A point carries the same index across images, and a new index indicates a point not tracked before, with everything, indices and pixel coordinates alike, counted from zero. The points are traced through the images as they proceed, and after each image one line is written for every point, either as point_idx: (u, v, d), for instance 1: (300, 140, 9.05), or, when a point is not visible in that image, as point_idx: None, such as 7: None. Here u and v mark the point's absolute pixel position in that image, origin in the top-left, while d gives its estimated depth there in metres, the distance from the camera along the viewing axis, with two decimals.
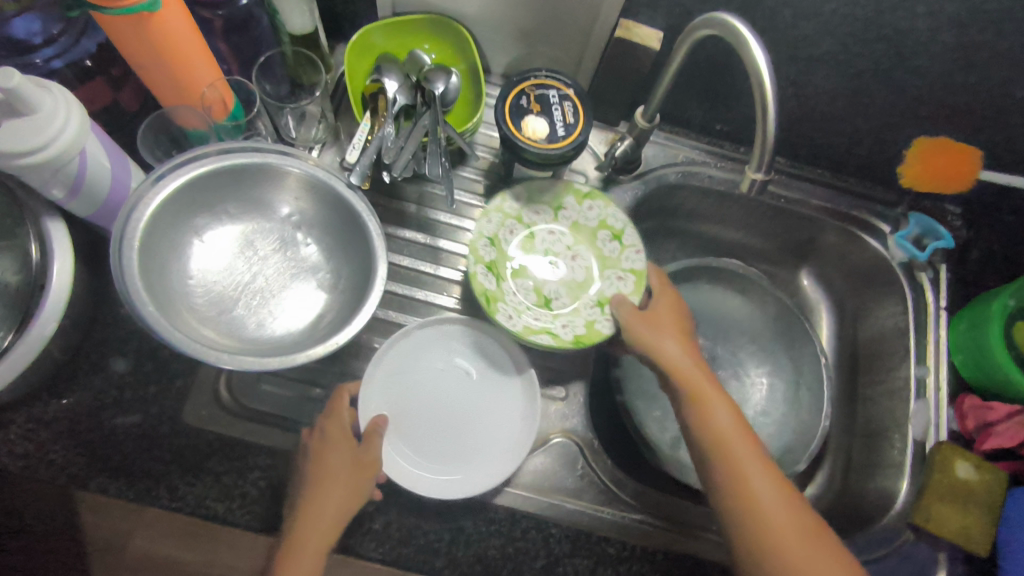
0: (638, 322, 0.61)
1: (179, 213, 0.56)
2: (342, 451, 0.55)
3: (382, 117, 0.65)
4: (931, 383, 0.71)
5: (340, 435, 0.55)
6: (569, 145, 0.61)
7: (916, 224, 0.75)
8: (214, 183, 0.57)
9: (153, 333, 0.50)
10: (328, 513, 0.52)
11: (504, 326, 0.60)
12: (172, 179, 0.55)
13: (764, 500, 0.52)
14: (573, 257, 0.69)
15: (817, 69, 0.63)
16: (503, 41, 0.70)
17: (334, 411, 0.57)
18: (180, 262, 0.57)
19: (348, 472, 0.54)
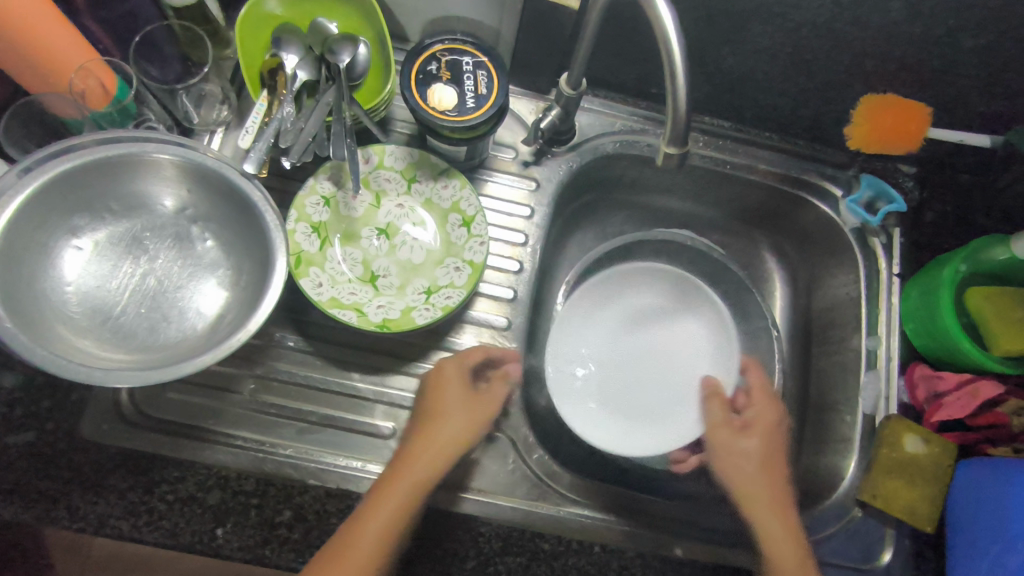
0: (449, 380, 0.56)
1: (49, 215, 0.52)
2: (458, 382, 0.56)
3: (280, 95, 0.59)
4: (882, 354, 0.68)
5: (457, 373, 0.56)
6: (479, 118, 0.56)
7: (867, 187, 0.71)
8: (87, 179, 0.52)
9: (14, 351, 0.46)
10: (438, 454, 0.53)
11: (303, 293, 0.56)
12: (34, 176, 0.50)
13: (773, 528, 0.55)
14: (417, 235, 0.62)
15: (751, 21, 0.58)
16: (414, 4, 0.63)
17: (461, 358, 0.57)
18: (54, 269, 0.52)
19: (465, 404, 0.55)
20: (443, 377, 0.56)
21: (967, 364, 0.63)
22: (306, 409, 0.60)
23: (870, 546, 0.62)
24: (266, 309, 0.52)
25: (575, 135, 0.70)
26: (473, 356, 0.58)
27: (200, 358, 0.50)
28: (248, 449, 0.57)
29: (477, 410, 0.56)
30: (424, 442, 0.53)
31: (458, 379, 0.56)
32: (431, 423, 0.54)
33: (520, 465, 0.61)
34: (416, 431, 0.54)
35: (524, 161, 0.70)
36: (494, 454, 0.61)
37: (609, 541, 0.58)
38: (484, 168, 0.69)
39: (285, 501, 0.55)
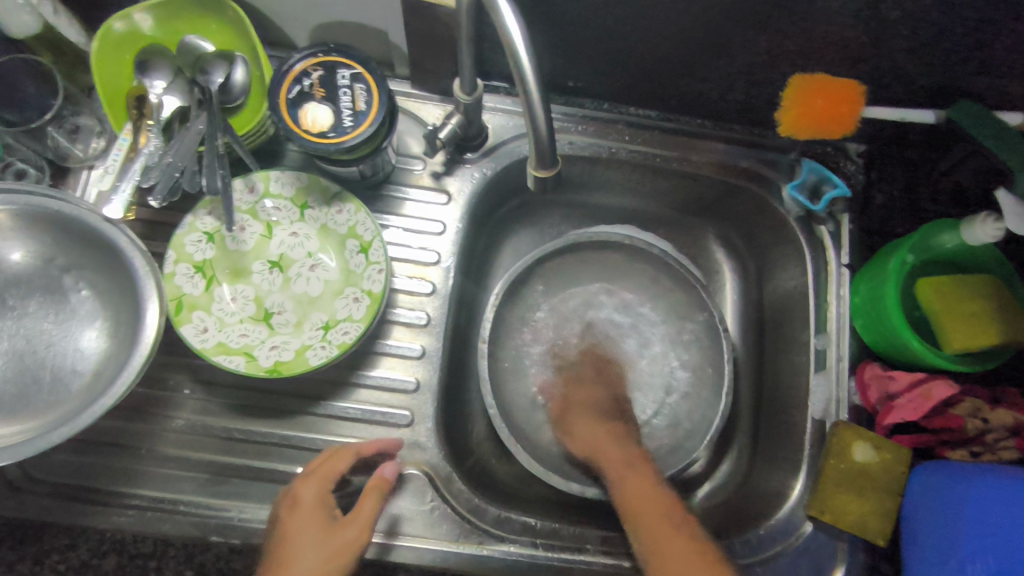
0: (304, 511, 0.49)
1: None
2: (314, 511, 0.49)
3: (147, 125, 0.55)
4: (831, 354, 0.64)
5: (315, 498, 0.50)
6: (356, 138, 0.51)
7: (809, 172, 0.65)
8: None
9: None
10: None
11: (182, 342, 0.51)
12: None
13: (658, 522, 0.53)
14: (314, 266, 0.58)
15: (650, 7, 0.52)
16: (293, 13, 0.58)
17: (321, 474, 0.51)
18: None
19: (325, 533, 0.48)
20: (297, 502, 0.50)
21: (919, 362, 0.59)
22: (207, 459, 0.56)
23: (823, 561, 0.59)
24: (135, 366, 0.48)
25: (489, 139, 0.65)
26: (342, 461, 0.52)
27: (68, 427, 0.47)
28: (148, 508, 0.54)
29: (339, 539, 0.48)
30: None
31: (313, 500, 0.50)
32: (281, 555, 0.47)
33: (439, 505, 0.56)
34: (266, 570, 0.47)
35: (435, 173, 0.65)
36: (410, 497, 0.56)
37: None
38: (392, 183, 0.64)
39: (185, 562, 0.53)
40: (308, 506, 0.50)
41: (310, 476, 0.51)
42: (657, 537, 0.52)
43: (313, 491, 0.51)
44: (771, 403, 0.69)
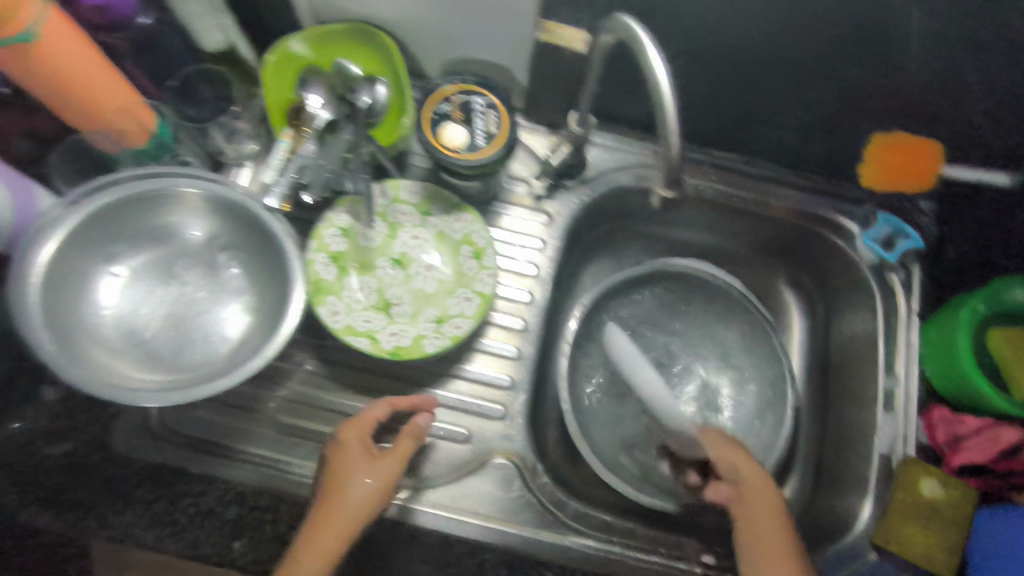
0: (352, 449, 0.56)
1: (90, 246, 0.56)
2: (357, 448, 0.56)
3: (303, 133, 0.62)
4: (900, 395, 0.67)
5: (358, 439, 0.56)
6: (487, 157, 0.59)
7: (884, 224, 0.70)
8: (125, 212, 0.57)
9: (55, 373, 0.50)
10: (318, 546, 0.52)
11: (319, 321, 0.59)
12: (79, 209, 0.54)
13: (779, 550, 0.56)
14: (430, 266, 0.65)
15: (755, 61, 0.59)
16: (433, 46, 0.67)
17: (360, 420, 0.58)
18: (90, 299, 0.56)
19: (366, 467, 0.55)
20: (340, 458, 0.55)
21: (988, 407, 0.62)
22: (324, 430, 0.63)
23: None
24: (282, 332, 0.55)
25: (588, 169, 0.72)
26: (378, 410, 0.59)
27: (223, 380, 0.53)
28: (265, 467, 0.60)
29: (381, 471, 0.55)
30: (314, 524, 0.52)
31: (356, 439, 0.57)
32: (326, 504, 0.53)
33: (525, 493, 0.62)
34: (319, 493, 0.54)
35: (537, 195, 0.71)
36: (499, 483, 0.62)
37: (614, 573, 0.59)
38: (498, 201, 0.71)
39: (297, 518, 0.58)
40: (364, 443, 0.56)
41: (352, 421, 0.58)
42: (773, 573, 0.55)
43: (356, 430, 0.58)
44: (835, 438, 0.72)
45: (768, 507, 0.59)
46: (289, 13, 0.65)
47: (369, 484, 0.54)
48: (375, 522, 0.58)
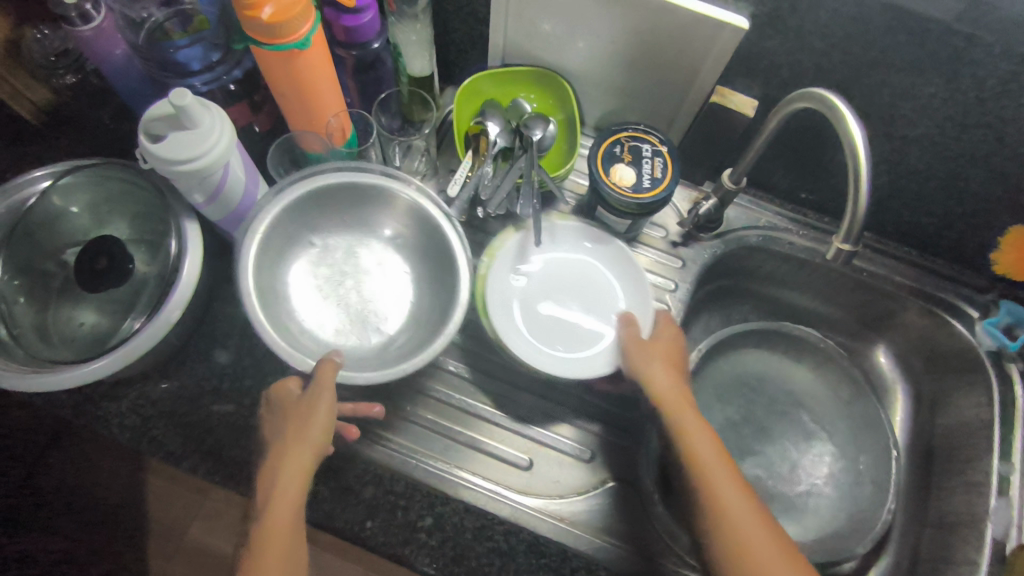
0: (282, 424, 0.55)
1: (296, 221, 0.64)
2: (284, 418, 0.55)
3: (482, 156, 0.70)
4: (1015, 482, 0.67)
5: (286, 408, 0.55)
6: (653, 197, 0.64)
7: (1006, 312, 0.73)
8: (331, 197, 0.65)
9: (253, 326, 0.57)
10: (297, 459, 0.52)
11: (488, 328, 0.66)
12: (298, 191, 0.63)
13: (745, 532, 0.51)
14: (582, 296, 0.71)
15: (911, 145, 0.64)
16: (602, 97, 0.74)
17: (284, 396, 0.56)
18: (288, 264, 0.65)
19: (290, 444, 0.53)
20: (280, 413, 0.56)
21: None
22: (454, 428, 0.67)
23: None
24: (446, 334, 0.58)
25: (723, 225, 0.77)
26: (292, 383, 0.57)
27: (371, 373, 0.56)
28: (402, 454, 0.64)
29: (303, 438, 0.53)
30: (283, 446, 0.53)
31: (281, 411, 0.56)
32: (292, 432, 0.53)
33: (642, 519, 0.64)
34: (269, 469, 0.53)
35: (672, 241, 0.77)
36: (617, 505, 0.64)
37: None
38: (634, 242, 0.77)
39: (427, 507, 0.61)
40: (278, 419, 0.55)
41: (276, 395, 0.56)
42: (719, 498, 0.53)
43: (287, 399, 0.56)
44: (938, 519, 0.73)
45: (698, 444, 0.56)
46: (482, 53, 0.74)
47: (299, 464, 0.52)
48: (500, 523, 0.61)
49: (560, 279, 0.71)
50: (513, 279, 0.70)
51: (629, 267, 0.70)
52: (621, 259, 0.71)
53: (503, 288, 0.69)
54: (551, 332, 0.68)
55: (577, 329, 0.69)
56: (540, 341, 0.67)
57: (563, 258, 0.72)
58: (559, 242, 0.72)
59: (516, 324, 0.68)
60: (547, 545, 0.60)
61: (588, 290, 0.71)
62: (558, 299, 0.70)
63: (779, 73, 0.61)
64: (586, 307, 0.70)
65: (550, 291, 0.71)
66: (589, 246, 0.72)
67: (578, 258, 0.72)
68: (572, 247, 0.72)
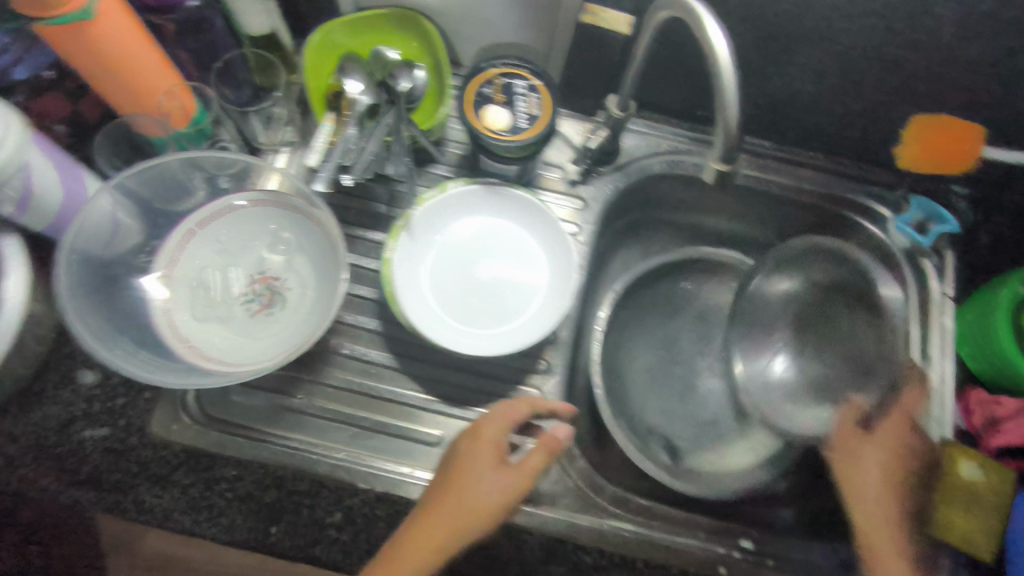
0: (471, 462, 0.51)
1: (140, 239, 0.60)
2: (478, 459, 0.51)
3: (344, 116, 0.63)
4: (935, 378, 0.67)
5: (485, 444, 0.52)
6: (530, 138, 0.59)
7: (917, 208, 0.71)
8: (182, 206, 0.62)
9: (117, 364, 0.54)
10: (463, 497, 0.49)
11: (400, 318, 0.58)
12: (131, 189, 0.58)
13: None
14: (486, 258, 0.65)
15: (799, 43, 0.59)
16: (470, 31, 0.67)
17: (502, 417, 0.54)
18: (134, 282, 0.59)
19: (478, 478, 0.50)
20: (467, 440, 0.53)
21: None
22: (358, 415, 0.63)
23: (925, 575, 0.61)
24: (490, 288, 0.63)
25: (622, 155, 0.72)
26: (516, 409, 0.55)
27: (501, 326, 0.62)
28: (303, 450, 0.60)
29: (504, 475, 0.50)
30: (467, 476, 0.50)
31: (491, 438, 0.52)
32: (480, 465, 0.51)
33: (563, 477, 0.62)
34: (439, 484, 0.51)
35: (571, 180, 0.72)
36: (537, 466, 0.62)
37: (651, 558, 0.59)
38: (532, 187, 0.72)
39: (335, 503, 0.57)
40: (477, 450, 0.52)
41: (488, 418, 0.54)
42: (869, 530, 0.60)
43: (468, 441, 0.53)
44: None
45: (876, 520, 0.60)
46: None
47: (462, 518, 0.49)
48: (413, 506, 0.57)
49: (475, 246, 0.65)
50: (425, 256, 0.64)
51: (548, 227, 0.63)
52: (538, 218, 0.64)
53: (410, 266, 0.62)
54: (468, 309, 0.63)
55: (498, 302, 0.63)
56: (454, 319, 0.62)
57: (474, 224, 0.65)
58: (469, 206, 0.65)
59: (429, 302, 0.62)
60: None
61: (506, 255, 0.65)
62: (473, 269, 0.64)
63: None
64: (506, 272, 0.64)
65: (464, 260, 0.64)
66: (502, 207, 0.65)
67: (484, 223, 0.65)
68: (484, 211, 0.65)
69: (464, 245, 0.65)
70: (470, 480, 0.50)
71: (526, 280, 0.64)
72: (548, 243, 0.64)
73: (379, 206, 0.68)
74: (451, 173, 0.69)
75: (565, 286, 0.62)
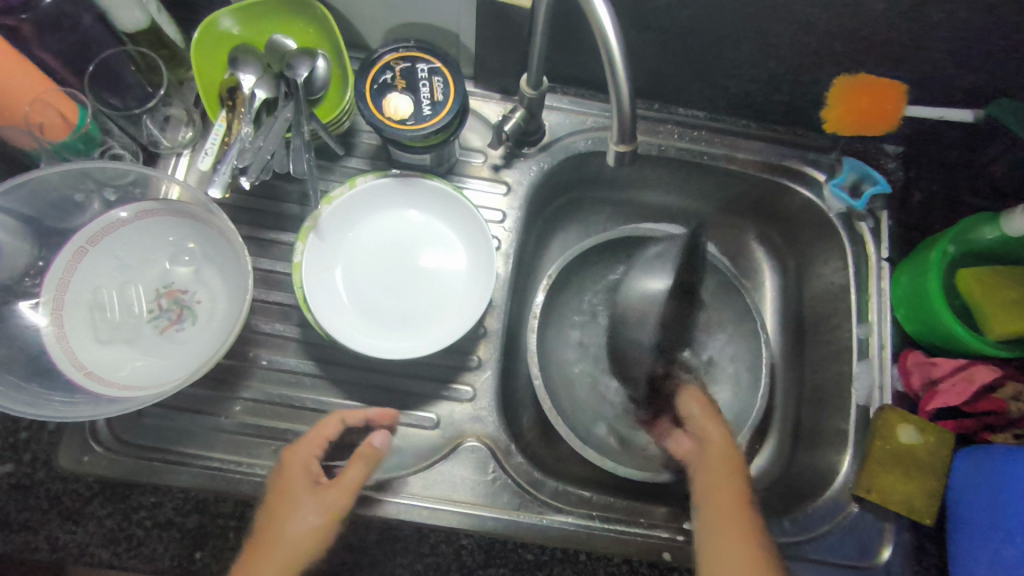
0: (291, 489, 0.52)
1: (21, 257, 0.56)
2: (297, 487, 0.52)
3: (239, 115, 0.59)
4: (875, 342, 0.66)
5: (300, 469, 0.53)
6: (432, 126, 0.55)
7: (850, 170, 0.69)
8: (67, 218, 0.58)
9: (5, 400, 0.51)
10: (280, 531, 0.50)
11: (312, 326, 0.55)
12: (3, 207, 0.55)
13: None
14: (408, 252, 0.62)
15: (709, 8, 0.56)
16: (371, 14, 0.63)
17: (312, 440, 0.55)
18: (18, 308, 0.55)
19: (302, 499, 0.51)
20: (286, 473, 0.53)
21: (961, 349, 0.62)
22: (279, 428, 0.60)
23: (868, 541, 0.61)
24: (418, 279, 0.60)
25: (545, 135, 0.69)
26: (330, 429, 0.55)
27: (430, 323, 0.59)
28: (224, 470, 0.57)
29: (325, 498, 0.51)
30: (287, 508, 0.51)
31: (303, 465, 0.53)
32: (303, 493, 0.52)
33: (500, 474, 0.60)
34: (264, 519, 0.51)
35: (494, 165, 0.69)
36: (473, 465, 0.60)
37: (593, 548, 0.58)
38: (454, 175, 0.68)
39: None
40: (293, 481, 0.52)
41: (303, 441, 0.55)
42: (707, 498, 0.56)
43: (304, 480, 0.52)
44: (813, 393, 0.71)
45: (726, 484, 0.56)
46: None
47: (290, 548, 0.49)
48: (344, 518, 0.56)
49: (391, 240, 0.62)
50: (338, 255, 0.60)
51: (466, 218, 0.60)
52: (455, 207, 0.61)
53: (324, 268, 0.59)
54: (383, 306, 0.60)
55: (417, 297, 0.60)
56: (374, 321, 0.59)
57: (389, 217, 0.62)
58: (381, 197, 0.61)
59: (344, 303, 0.59)
60: (400, 529, 0.56)
61: (424, 248, 0.62)
62: (389, 264, 0.61)
63: None
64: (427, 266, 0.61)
65: (381, 256, 0.61)
66: (416, 199, 0.62)
67: (401, 217, 0.62)
68: (400, 204, 0.62)
69: (381, 241, 0.62)
70: (289, 510, 0.51)
71: (446, 272, 0.61)
72: (467, 232, 0.61)
73: (291, 206, 0.65)
74: (365, 167, 0.65)
75: (487, 277, 0.60)
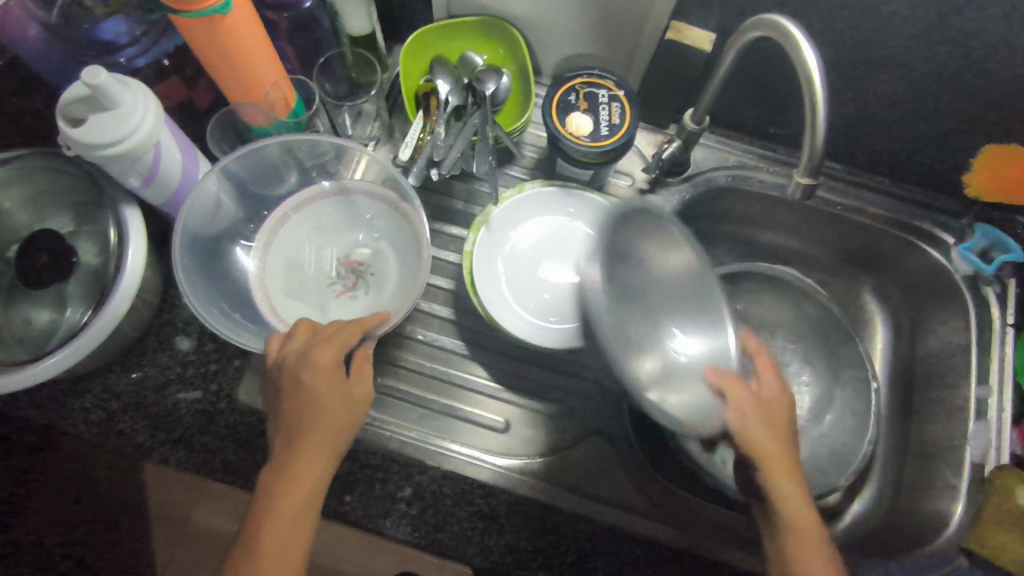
0: (322, 381, 0.50)
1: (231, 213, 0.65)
2: (332, 378, 0.51)
3: (433, 116, 0.66)
4: (993, 405, 0.67)
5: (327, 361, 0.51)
6: (610, 145, 0.62)
7: (983, 236, 0.71)
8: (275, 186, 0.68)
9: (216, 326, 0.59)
10: (323, 428, 0.49)
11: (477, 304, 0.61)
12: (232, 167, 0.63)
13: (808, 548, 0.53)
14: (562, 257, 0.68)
15: (876, 69, 0.61)
16: (555, 43, 0.71)
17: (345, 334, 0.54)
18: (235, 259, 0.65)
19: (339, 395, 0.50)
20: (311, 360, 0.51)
21: None
22: (426, 397, 0.66)
23: None
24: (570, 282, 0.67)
25: (690, 167, 0.74)
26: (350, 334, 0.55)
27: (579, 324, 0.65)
28: (375, 426, 0.63)
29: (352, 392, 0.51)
30: (322, 397, 0.50)
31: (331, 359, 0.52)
32: (335, 386, 0.50)
33: (621, 471, 0.64)
34: (292, 413, 0.49)
35: (639, 188, 0.75)
36: (596, 460, 0.65)
37: (700, 554, 0.61)
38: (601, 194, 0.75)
39: (406, 478, 0.61)
40: (319, 368, 0.50)
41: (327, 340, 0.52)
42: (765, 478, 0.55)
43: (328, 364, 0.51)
44: (920, 446, 0.73)
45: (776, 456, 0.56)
46: (425, 5, 0.70)
47: (322, 435, 0.49)
48: (480, 487, 0.61)
49: (551, 241, 0.68)
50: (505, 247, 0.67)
51: None
52: None
53: (488, 257, 0.66)
54: (538, 301, 0.66)
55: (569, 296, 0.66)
56: (529, 313, 0.65)
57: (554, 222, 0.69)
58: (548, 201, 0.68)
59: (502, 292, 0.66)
60: (528, 505, 0.61)
61: (578, 254, 0.68)
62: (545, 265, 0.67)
63: (733, 3, 0.58)
64: (580, 272, 0.67)
65: (538, 256, 0.68)
66: (574, 211, 0.69)
67: (559, 225, 0.69)
68: (559, 212, 0.69)
69: (538, 243, 0.68)
70: (319, 402, 0.49)
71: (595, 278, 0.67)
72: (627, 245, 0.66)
73: (456, 202, 0.72)
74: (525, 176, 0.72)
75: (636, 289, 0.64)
